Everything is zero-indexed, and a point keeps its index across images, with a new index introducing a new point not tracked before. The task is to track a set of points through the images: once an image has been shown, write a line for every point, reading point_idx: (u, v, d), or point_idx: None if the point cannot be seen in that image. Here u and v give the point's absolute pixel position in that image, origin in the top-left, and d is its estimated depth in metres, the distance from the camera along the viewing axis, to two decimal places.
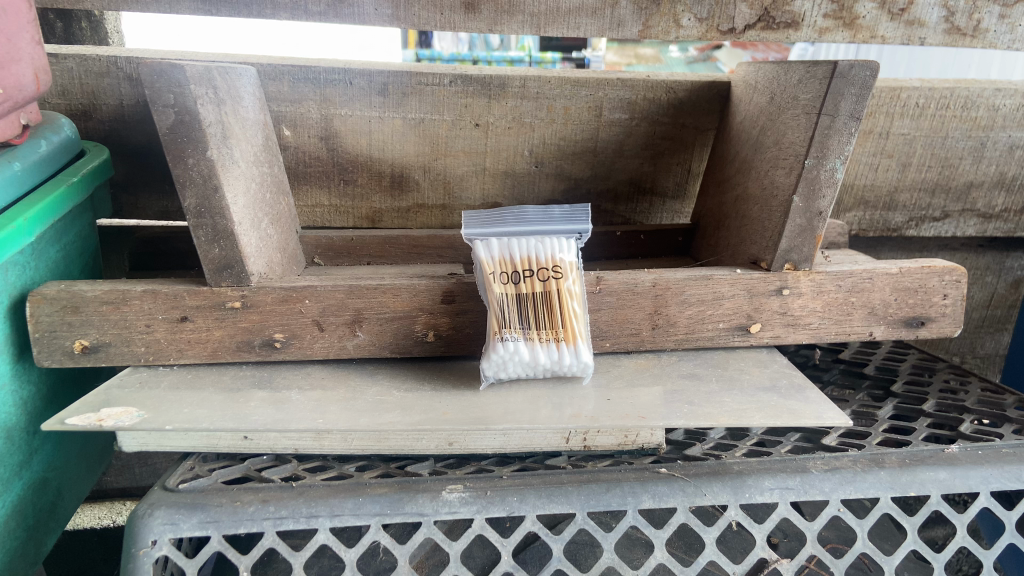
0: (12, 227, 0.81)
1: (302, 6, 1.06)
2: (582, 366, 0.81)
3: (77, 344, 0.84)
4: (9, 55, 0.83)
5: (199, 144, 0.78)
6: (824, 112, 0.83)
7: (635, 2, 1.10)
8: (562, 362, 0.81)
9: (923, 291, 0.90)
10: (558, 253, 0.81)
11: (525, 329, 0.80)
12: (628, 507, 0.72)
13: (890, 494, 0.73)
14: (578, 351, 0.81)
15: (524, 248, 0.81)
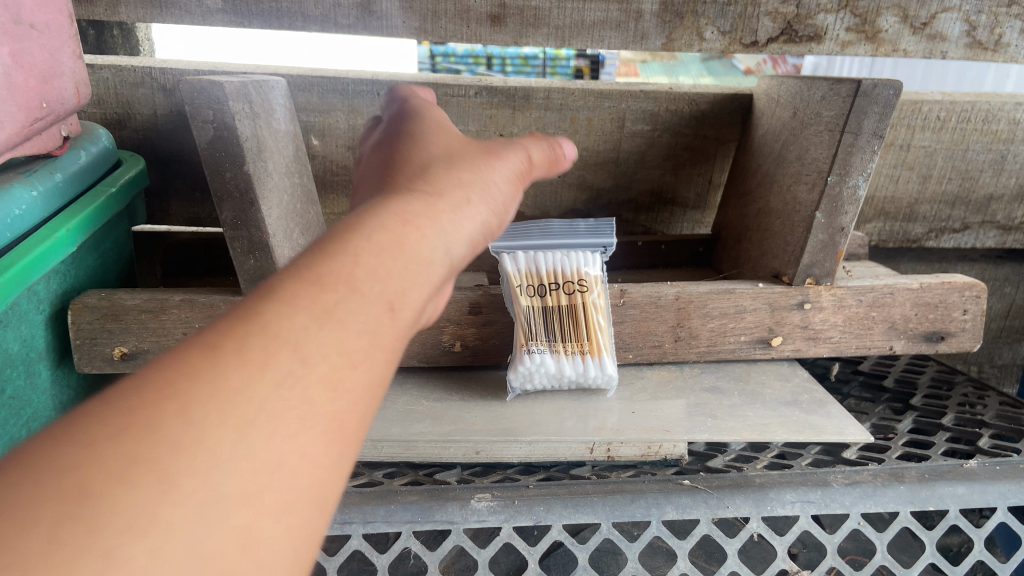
0: (56, 237, 0.84)
1: (331, 19, 1.07)
2: (605, 378, 0.83)
3: (117, 350, 0.87)
4: (53, 69, 0.86)
5: (236, 158, 0.80)
6: (847, 130, 0.84)
7: (659, 15, 1.11)
8: (586, 374, 0.83)
9: (943, 306, 0.91)
10: (583, 266, 0.83)
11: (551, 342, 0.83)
12: (652, 518, 0.74)
13: (910, 508, 0.74)
14: (602, 363, 0.83)
15: (550, 261, 0.83)
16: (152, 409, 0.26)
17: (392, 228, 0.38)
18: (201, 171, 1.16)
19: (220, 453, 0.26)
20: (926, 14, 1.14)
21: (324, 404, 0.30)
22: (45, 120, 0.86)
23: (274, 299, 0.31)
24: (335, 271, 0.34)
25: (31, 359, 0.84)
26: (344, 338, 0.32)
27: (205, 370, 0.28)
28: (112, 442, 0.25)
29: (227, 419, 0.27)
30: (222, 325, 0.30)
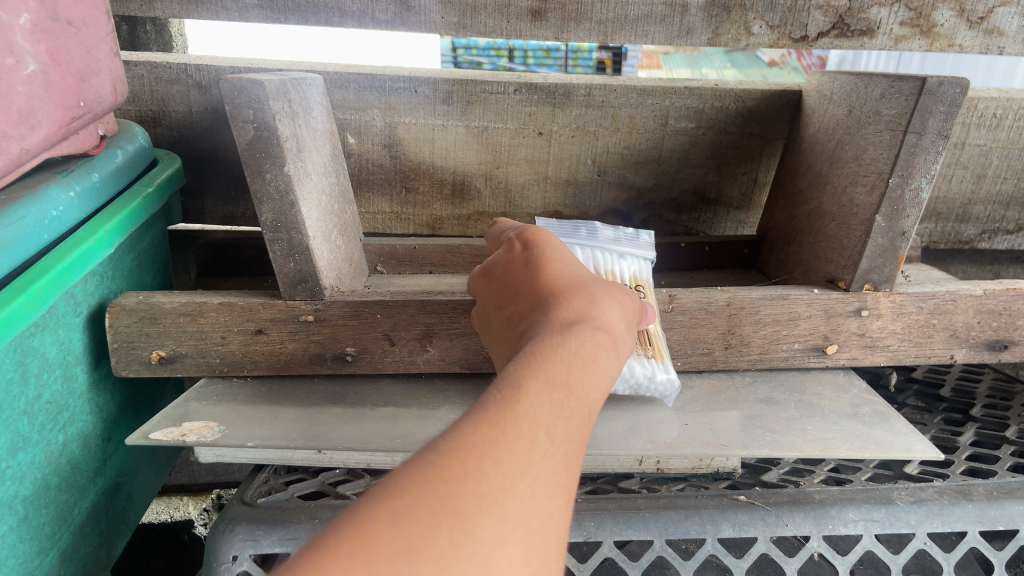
0: (94, 240, 0.83)
1: (369, 14, 1.04)
2: (671, 382, 0.78)
3: (155, 354, 0.85)
4: (90, 67, 0.85)
5: (277, 159, 0.77)
6: (911, 130, 0.80)
7: (705, 9, 1.07)
8: (654, 377, 0.77)
9: (1007, 314, 0.88)
10: (639, 273, 0.83)
11: None
12: (708, 535, 0.71)
13: (979, 527, 0.71)
14: (666, 367, 0.78)
15: (608, 264, 0.82)
16: (490, 457, 0.38)
17: (591, 344, 0.49)
18: (235, 170, 1.14)
19: (527, 495, 0.38)
20: (984, 8, 1.09)
21: (567, 476, 0.42)
22: (83, 119, 0.85)
23: (528, 392, 0.43)
24: (559, 376, 0.45)
25: (69, 363, 0.83)
26: (571, 431, 0.44)
27: (507, 440, 0.40)
28: (463, 474, 0.37)
29: (527, 471, 0.39)
30: (498, 407, 0.41)
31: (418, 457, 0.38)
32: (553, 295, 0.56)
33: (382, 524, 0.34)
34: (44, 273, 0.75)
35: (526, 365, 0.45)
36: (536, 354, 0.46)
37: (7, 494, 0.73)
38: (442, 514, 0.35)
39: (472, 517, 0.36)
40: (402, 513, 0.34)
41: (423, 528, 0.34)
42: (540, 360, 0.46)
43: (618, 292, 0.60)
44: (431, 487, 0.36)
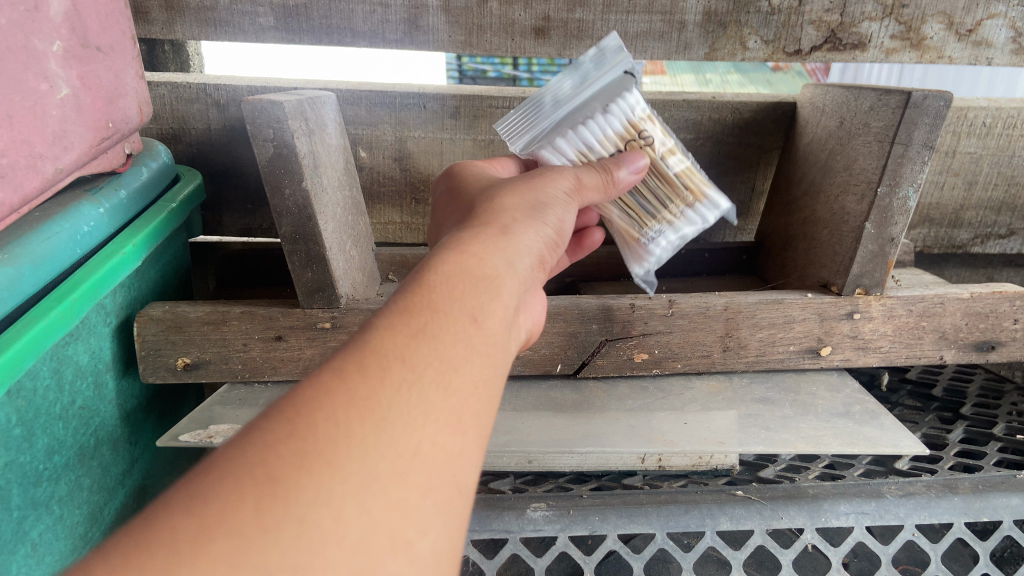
0: (123, 253, 0.88)
1: (380, 34, 1.08)
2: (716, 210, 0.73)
3: (181, 360, 0.90)
4: (117, 89, 0.90)
5: (295, 175, 0.82)
6: (897, 141, 0.84)
7: (702, 25, 1.11)
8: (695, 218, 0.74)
9: (994, 316, 0.91)
10: (630, 115, 0.67)
11: (659, 216, 0.74)
12: (707, 528, 0.75)
13: (964, 519, 0.75)
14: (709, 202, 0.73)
15: (598, 130, 0.67)
16: (321, 411, 0.34)
17: (472, 273, 0.46)
18: (252, 184, 1.19)
19: (372, 440, 0.34)
20: (972, 21, 1.13)
21: (439, 402, 0.38)
22: (111, 139, 0.89)
23: (380, 330, 0.39)
24: (425, 307, 0.42)
25: (99, 370, 0.87)
26: (441, 351, 0.40)
27: (349, 386, 0.36)
28: (295, 433, 0.33)
29: (373, 414, 0.35)
30: (346, 354, 0.38)
31: (243, 432, 0.34)
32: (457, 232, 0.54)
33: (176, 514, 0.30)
34: (77, 285, 0.79)
35: (384, 306, 0.42)
36: (405, 289, 0.43)
37: (44, 495, 0.78)
38: (251, 484, 0.31)
39: (301, 474, 0.32)
40: (213, 494, 0.31)
41: (236, 501, 0.31)
42: (399, 296, 0.42)
43: (521, 190, 0.60)
44: (250, 456, 0.32)
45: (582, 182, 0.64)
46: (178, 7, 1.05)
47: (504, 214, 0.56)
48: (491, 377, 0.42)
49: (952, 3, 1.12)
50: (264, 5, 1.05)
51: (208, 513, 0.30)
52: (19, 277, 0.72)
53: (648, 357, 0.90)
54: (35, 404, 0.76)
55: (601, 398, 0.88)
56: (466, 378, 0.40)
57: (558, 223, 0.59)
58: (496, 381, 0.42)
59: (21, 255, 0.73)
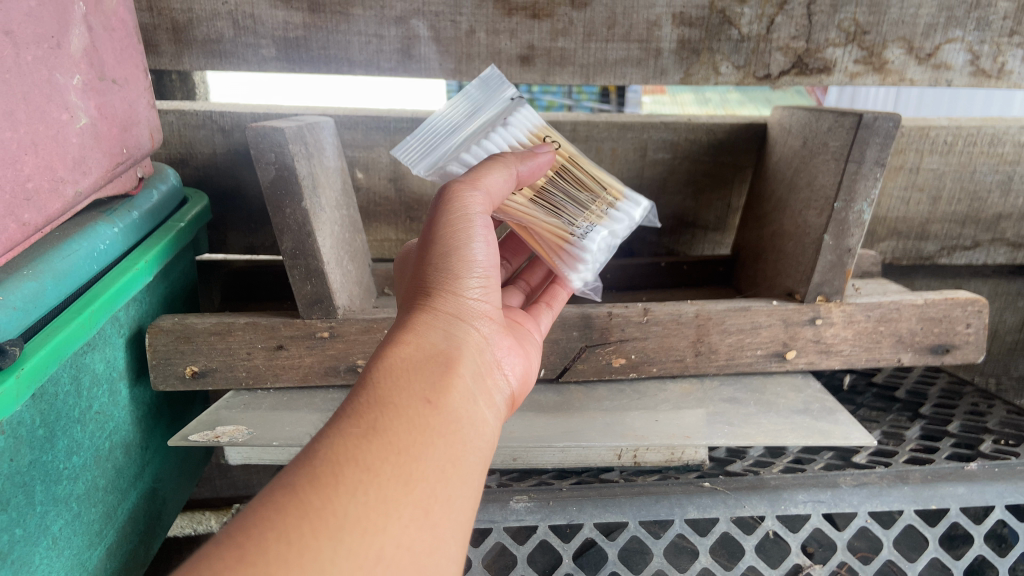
0: (136, 269, 0.95)
1: (374, 63, 1.16)
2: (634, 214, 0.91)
3: (189, 369, 0.96)
4: (131, 118, 0.97)
5: (295, 196, 0.89)
6: (851, 159, 0.91)
7: (677, 53, 1.16)
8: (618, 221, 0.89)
9: (948, 321, 0.98)
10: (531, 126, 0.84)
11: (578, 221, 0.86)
12: (676, 516, 0.81)
13: (914, 507, 0.81)
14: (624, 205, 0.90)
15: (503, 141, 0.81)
16: (275, 531, 0.42)
17: (411, 376, 0.56)
18: (255, 205, 1.26)
19: (329, 548, 0.43)
20: (931, 45, 1.17)
21: (395, 497, 0.47)
22: (126, 164, 0.97)
23: (333, 442, 0.49)
24: (371, 416, 0.52)
25: (113, 378, 0.93)
26: (387, 449, 0.49)
27: (302, 500, 0.45)
28: (250, 557, 0.41)
29: (331, 521, 0.44)
30: (300, 470, 0.47)
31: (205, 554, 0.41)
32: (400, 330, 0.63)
33: None
34: (94, 299, 0.86)
35: (333, 418, 0.52)
36: (355, 396, 0.54)
37: (64, 492, 0.83)
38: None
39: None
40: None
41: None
42: (347, 405, 0.53)
43: (430, 244, 0.67)
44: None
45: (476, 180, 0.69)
46: (186, 40, 1.12)
47: (429, 286, 0.66)
48: (448, 456, 0.52)
49: (911, 29, 1.15)
50: (267, 37, 1.13)
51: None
52: (42, 291, 0.79)
53: (626, 361, 0.97)
54: (57, 407, 0.81)
55: (581, 400, 0.96)
56: (420, 468, 0.50)
57: (477, 265, 0.67)
58: (455, 459, 0.53)
59: (43, 270, 0.80)
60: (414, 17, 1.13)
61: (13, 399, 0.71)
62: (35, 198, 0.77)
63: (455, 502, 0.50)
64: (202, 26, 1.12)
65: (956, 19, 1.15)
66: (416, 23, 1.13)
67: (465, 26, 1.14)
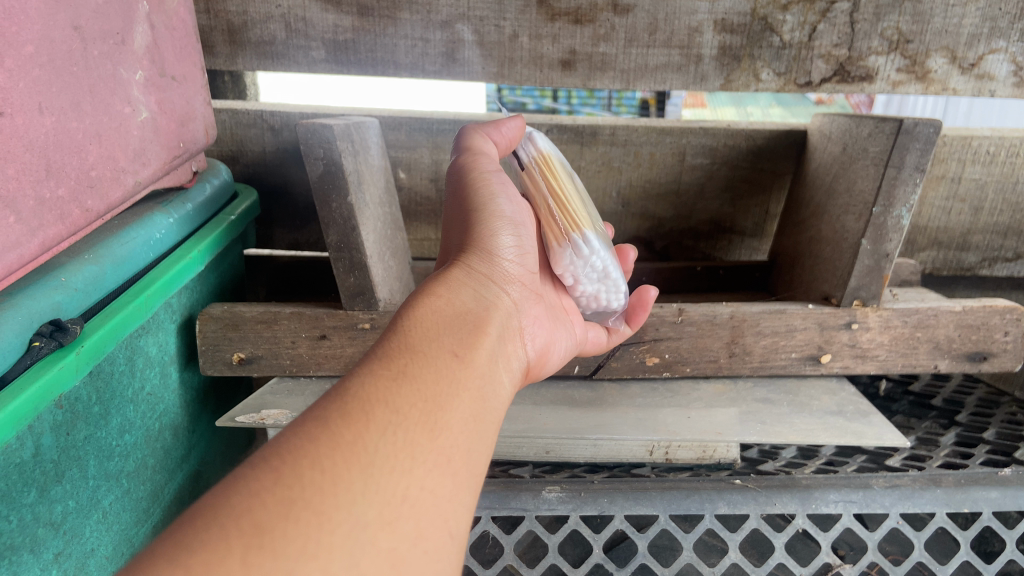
0: (189, 257, 0.99)
1: (420, 66, 1.19)
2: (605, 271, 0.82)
3: (235, 355, 1.00)
4: (188, 114, 1.01)
5: (341, 190, 0.92)
6: (890, 165, 0.92)
7: (717, 58, 1.18)
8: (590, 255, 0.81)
9: (985, 328, 0.98)
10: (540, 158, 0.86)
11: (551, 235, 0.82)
12: (706, 511, 0.82)
13: (945, 509, 0.82)
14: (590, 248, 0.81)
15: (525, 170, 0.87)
16: (308, 458, 0.44)
17: (435, 331, 0.58)
18: (301, 202, 1.30)
19: (356, 479, 0.44)
20: (974, 55, 1.16)
21: (421, 442, 0.49)
22: (182, 157, 1.01)
23: (360, 382, 0.51)
24: (399, 365, 0.53)
25: (164, 362, 0.97)
26: (416, 394, 0.52)
27: (334, 432, 0.46)
28: (285, 482, 0.42)
29: (360, 454, 0.46)
30: (332, 405, 0.49)
31: (236, 475, 0.43)
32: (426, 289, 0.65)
33: (190, 533, 0.38)
34: (150, 284, 0.90)
35: (366, 359, 0.54)
36: (380, 344, 0.56)
37: (115, 467, 0.86)
38: (239, 535, 0.39)
39: (290, 513, 0.41)
40: (209, 528, 0.39)
41: (225, 538, 0.38)
42: (380, 350, 0.55)
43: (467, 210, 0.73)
44: (242, 500, 0.40)
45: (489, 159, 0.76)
46: (241, 41, 1.17)
47: (464, 247, 0.70)
48: (471, 412, 0.54)
49: (954, 39, 1.14)
50: (317, 40, 1.16)
51: (205, 545, 0.38)
52: (101, 275, 0.83)
53: (659, 361, 0.98)
54: (112, 385, 0.85)
55: (614, 396, 0.98)
56: (445, 418, 0.52)
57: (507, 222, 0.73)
58: (477, 415, 0.55)
59: (103, 255, 0.84)
60: (459, 22, 1.16)
61: (71, 374, 0.75)
62: (98, 186, 0.81)
63: (474, 457, 0.52)
64: (256, 28, 1.16)
65: (999, 29, 1.14)
66: (462, 28, 1.16)
67: (509, 31, 1.16)
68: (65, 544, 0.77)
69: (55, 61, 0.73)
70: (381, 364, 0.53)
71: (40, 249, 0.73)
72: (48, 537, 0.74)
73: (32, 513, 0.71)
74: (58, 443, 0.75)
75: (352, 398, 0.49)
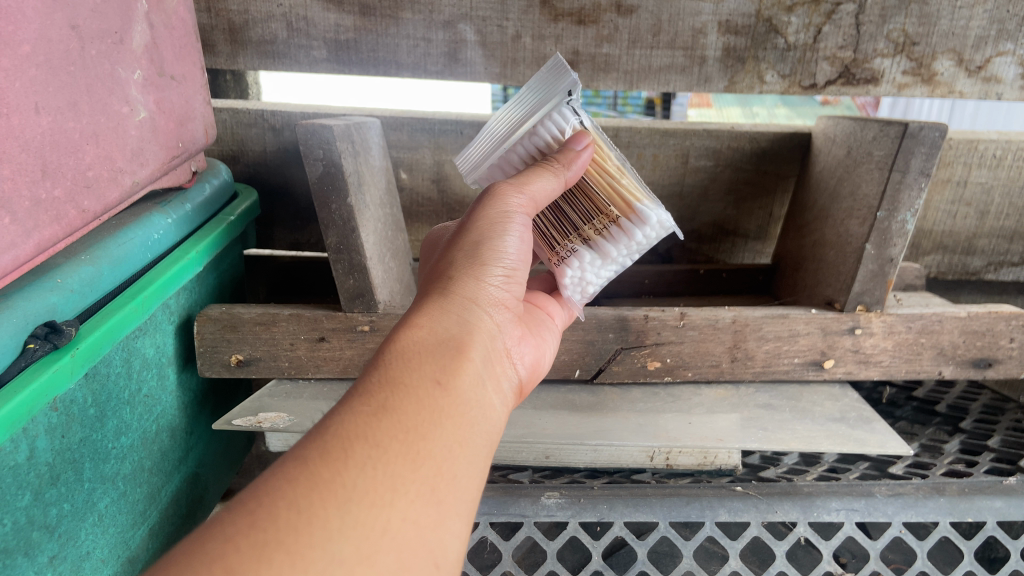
0: (188, 258, 0.98)
1: (422, 66, 1.18)
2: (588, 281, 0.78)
3: (234, 357, 0.99)
4: (188, 114, 1.01)
5: (341, 192, 0.91)
6: (895, 169, 0.91)
7: (722, 60, 1.17)
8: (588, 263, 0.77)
9: (990, 334, 0.97)
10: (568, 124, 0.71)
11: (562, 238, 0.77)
12: (706, 518, 0.82)
13: (949, 518, 0.81)
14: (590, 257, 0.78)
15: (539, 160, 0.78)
16: (285, 500, 0.44)
17: (415, 361, 0.56)
18: (302, 202, 1.29)
19: (331, 520, 0.44)
20: (981, 58, 1.14)
21: (403, 473, 0.48)
22: (181, 157, 1.00)
23: (339, 420, 0.50)
24: (377, 401, 0.52)
25: (161, 363, 0.96)
26: (396, 426, 0.50)
27: (312, 472, 0.46)
28: (260, 523, 0.42)
29: (338, 493, 0.45)
30: (312, 443, 0.48)
31: (212, 519, 0.43)
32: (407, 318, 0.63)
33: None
34: (147, 285, 0.89)
35: (346, 396, 0.53)
36: (359, 379, 0.55)
37: (111, 470, 0.85)
38: None
39: (263, 556, 0.41)
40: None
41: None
42: (361, 384, 0.54)
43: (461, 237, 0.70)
44: (215, 548, 0.41)
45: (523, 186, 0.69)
46: (242, 41, 1.16)
47: (450, 272, 0.67)
48: (455, 438, 0.53)
49: (961, 41, 1.13)
50: (318, 39, 1.16)
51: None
52: (97, 275, 0.82)
53: (661, 365, 0.97)
54: (109, 388, 0.84)
55: (615, 400, 0.97)
56: (428, 447, 0.51)
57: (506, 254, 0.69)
58: (463, 439, 0.53)
59: (100, 256, 0.83)
60: (462, 22, 1.15)
61: (66, 376, 0.74)
62: (95, 186, 0.81)
63: (460, 482, 0.51)
64: (257, 27, 1.15)
65: (1007, 32, 1.13)
66: (464, 28, 1.15)
67: (512, 31, 1.15)
68: (60, 548, 0.76)
69: (52, 61, 0.72)
70: (358, 401, 0.52)
71: (35, 250, 0.72)
72: (42, 540, 0.73)
73: (26, 516, 0.71)
74: (53, 446, 0.74)
75: (327, 438, 0.49)
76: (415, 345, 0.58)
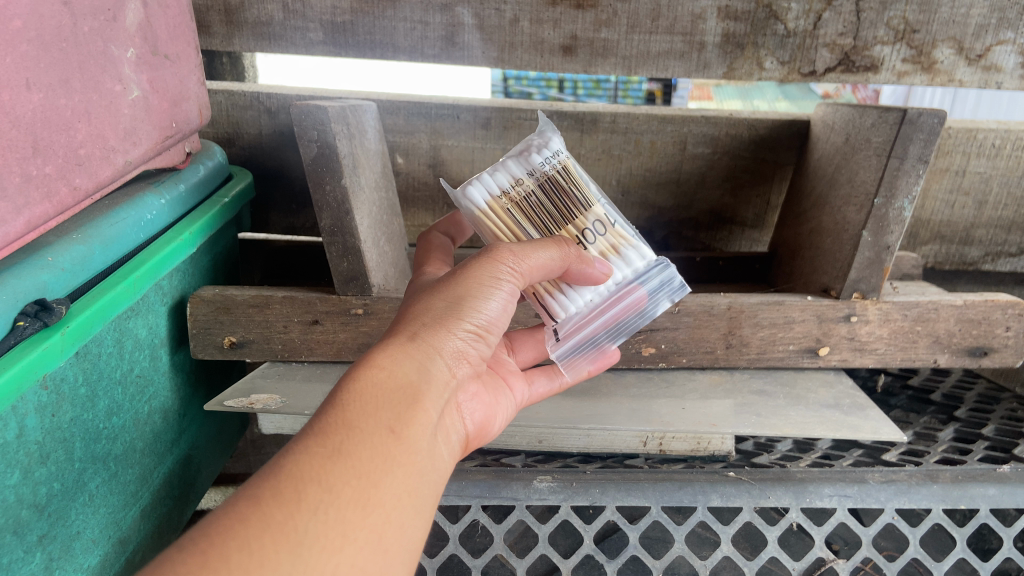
0: (180, 239, 0.98)
1: (418, 49, 1.17)
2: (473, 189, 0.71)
3: (227, 339, 0.99)
4: (182, 94, 1.00)
5: (336, 174, 0.90)
6: (894, 155, 0.90)
7: (721, 46, 1.16)
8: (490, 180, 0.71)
9: (987, 323, 0.96)
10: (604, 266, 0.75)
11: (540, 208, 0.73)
12: (699, 503, 0.82)
13: (942, 505, 0.82)
14: (486, 184, 0.71)
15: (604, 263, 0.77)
16: (237, 539, 0.42)
17: (367, 416, 0.52)
18: (297, 186, 1.28)
19: (278, 571, 0.42)
20: (982, 46, 1.13)
21: (353, 520, 0.47)
22: (173, 138, 0.99)
23: (292, 457, 0.48)
24: (335, 445, 0.49)
25: (154, 345, 0.96)
26: (353, 469, 0.49)
27: (265, 513, 0.44)
28: (212, 563, 0.41)
29: (286, 541, 0.43)
30: (265, 481, 0.46)
31: (161, 560, 0.41)
32: (366, 355, 0.58)
33: None
34: (139, 265, 0.89)
35: (299, 434, 0.50)
36: (311, 428, 0.50)
37: (103, 451, 0.85)
38: None
39: None
40: None
41: None
42: (316, 422, 0.51)
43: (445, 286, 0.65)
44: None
45: (524, 258, 0.65)
46: (238, 22, 1.15)
47: (422, 316, 0.62)
48: (405, 486, 0.51)
49: (961, 29, 1.12)
50: (315, 21, 1.15)
51: None
52: (89, 255, 0.82)
53: (655, 351, 0.97)
54: (100, 367, 0.83)
55: (608, 385, 0.97)
56: (379, 495, 0.49)
57: (483, 318, 0.64)
58: (412, 488, 0.52)
59: (91, 235, 0.83)
60: (459, 5, 1.14)
61: (57, 355, 0.74)
62: (87, 164, 0.80)
63: (407, 531, 0.50)
64: (253, 8, 1.14)
65: (1008, 20, 1.11)
66: (461, 11, 1.14)
67: (509, 15, 1.14)
68: (51, 527, 0.76)
69: (44, 37, 0.71)
70: (308, 447, 0.49)
71: (26, 227, 0.71)
72: (32, 520, 0.73)
73: (16, 495, 0.70)
74: (42, 425, 0.74)
75: (279, 480, 0.46)
76: (371, 399, 0.53)
